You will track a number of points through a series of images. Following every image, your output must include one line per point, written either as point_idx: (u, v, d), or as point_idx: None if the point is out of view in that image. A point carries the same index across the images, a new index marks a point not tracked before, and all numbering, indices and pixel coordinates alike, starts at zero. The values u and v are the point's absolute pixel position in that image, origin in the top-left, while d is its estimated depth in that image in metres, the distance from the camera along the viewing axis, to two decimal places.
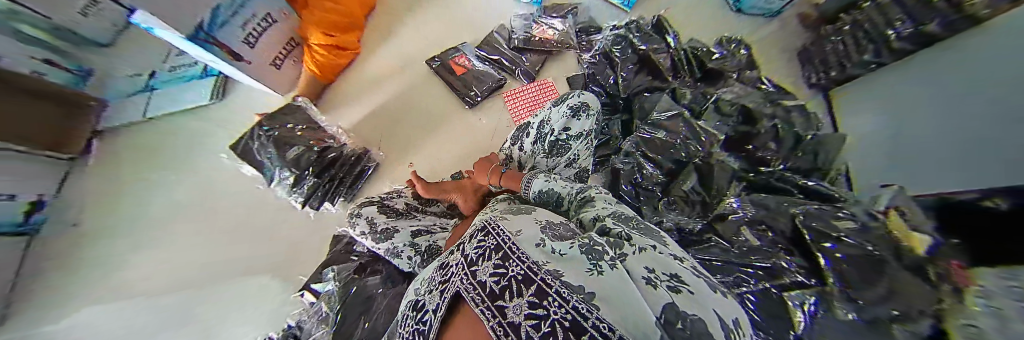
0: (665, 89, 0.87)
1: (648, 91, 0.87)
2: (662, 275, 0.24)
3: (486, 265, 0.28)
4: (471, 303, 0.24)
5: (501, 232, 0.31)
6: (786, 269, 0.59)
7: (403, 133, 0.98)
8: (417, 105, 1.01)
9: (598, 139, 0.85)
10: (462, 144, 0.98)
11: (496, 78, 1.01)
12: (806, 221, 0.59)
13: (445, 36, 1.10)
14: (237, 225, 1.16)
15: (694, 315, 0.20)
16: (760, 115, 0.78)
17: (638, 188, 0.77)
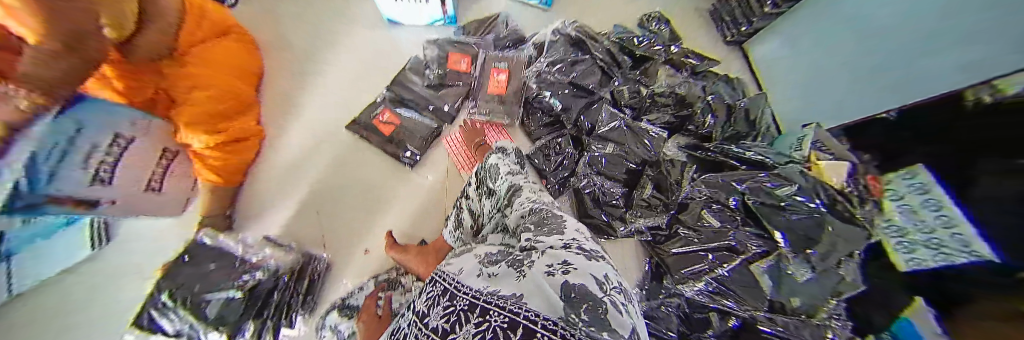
0: (597, 99, 0.84)
1: (589, 98, 0.84)
2: (559, 263, 0.25)
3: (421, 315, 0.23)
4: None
5: (445, 277, 0.28)
6: (745, 243, 0.62)
7: (349, 213, 0.89)
8: (352, 178, 0.92)
9: (557, 162, 0.83)
10: (411, 203, 0.91)
11: (433, 127, 0.95)
12: (754, 199, 0.60)
13: (357, 91, 1.01)
14: None
15: (580, 283, 0.21)
16: (694, 97, 0.81)
17: (603, 206, 0.77)
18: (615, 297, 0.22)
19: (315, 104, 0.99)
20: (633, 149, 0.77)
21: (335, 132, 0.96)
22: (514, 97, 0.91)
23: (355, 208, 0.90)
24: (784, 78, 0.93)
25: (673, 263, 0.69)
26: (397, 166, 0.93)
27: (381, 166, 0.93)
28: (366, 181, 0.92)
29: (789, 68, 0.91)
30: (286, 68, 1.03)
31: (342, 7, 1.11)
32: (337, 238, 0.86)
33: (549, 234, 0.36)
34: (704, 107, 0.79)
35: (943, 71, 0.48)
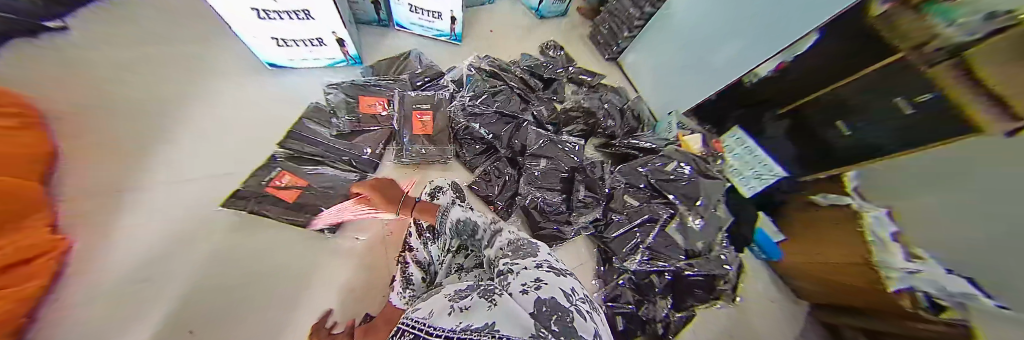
0: (522, 120, 0.91)
1: (508, 122, 0.92)
2: (531, 281, 0.28)
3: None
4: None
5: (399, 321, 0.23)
6: (660, 214, 0.78)
7: (246, 323, 0.70)
8: (243, 277, 0.74)
9: (497, 188, 0.88)
10: (339, 283, 0.77)
11: (354, 180, 0.85)
12: (654, 178, 0.80)
13: (228, 172, 0.85)
14: None
15: (550, 297, 0.24)
16: (594, 108, 0.98)
17: (550, 217, 0.83)
18: (580, 305, 0.26)
19: (163, 200, 0.79)
20: (559, 160, 0.85)
21: (205, 226, 0.77)
22: (443, 132, 0.91)
23: (263, 311, 0.71)
24: (658, 76, 1.15)
25: (615, 247, 0.79)
26: (309, 245, 0.80)
27: (287, 251, 0.78)
28: (277, 271, 0.76)
29: (657, 68, 1.16)
30: (121, 166, 0.82)
31: (204, 86, 0.97)
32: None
33: (515, 260, 0.36)
34: (603, 114, 0.97)
35: (793, 32, 0.65)
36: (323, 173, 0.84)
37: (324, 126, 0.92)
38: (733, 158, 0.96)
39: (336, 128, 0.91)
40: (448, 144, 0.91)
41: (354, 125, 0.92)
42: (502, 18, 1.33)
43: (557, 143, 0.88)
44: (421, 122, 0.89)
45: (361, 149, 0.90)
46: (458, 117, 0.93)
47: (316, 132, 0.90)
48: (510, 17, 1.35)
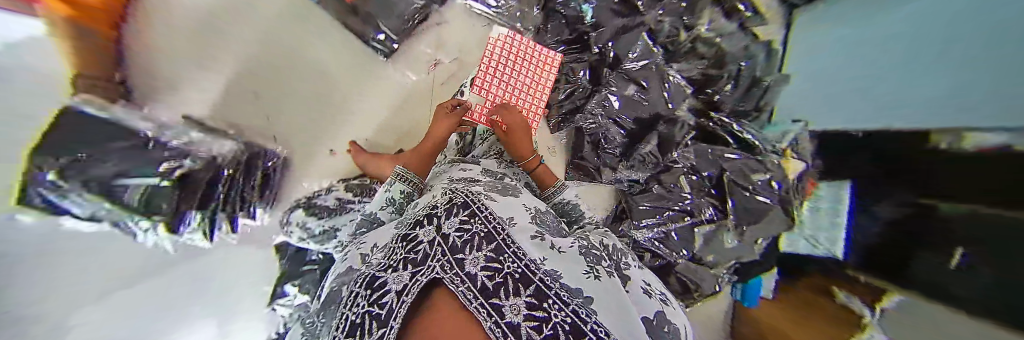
0: (640, 30, 0.66)
1: (625, 28, 0.67)
2: (648, 287, 0.33)
3: (467, 256, 0.21)
4: (456, 292, 0.17)
5: (483, 213, 0.27)
6: (701, 213, 0.67)
7: (301, 107, 0.73)
8: (301, 66, 0.71)
9: (564, 93, 0.74)
10: (390, 109, 0.76)
11: (413, 6, 0.69)
12: (730, 174, 0.64)
13: None
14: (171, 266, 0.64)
15: (654, 319, 0.27)
16: (729, 59, 0.67)
17: (600, 152, 0.76)
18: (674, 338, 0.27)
19: None
20: (648, 101, 0.68)
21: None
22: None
23: (318, 101, 0.74)
24: None
25: (637, 213, 0.72)
26: (366, 62, 0.74)
27: (338, 51, 0.73)
28: (340, 77, 0.74)
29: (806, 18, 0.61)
30: None
31: None
32: (295, 138, 0.75)
33: (630, 258, 0.37)
34: (747, 78, 0.67)
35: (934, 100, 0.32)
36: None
37: None
38: (808, 213, 0.59)
39: None
40: (535, 14, 0.72)
41: None
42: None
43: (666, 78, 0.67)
44: None
45: None
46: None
47: None
48: None
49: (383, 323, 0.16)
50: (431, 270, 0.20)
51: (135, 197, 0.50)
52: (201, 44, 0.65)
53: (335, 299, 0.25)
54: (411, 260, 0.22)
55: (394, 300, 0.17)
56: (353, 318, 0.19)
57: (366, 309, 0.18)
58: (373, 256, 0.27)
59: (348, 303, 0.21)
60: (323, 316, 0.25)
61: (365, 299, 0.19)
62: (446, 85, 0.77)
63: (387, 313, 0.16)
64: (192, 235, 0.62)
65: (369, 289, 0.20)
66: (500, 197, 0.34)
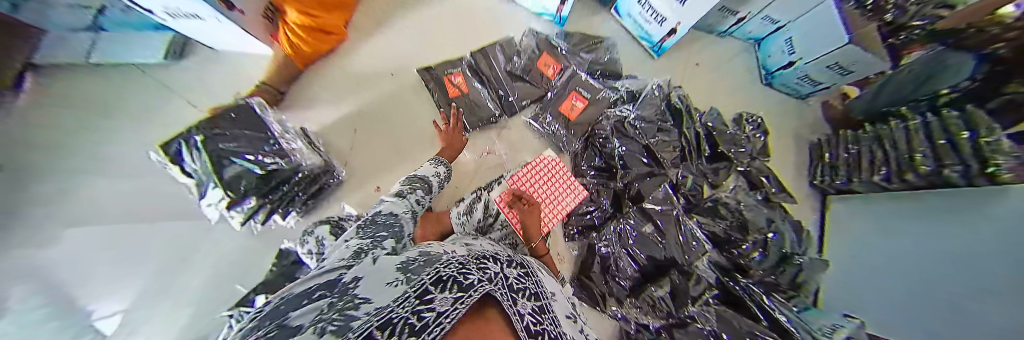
0: (663, 180, 0.74)
1: (650, 175, 0.75)
2: None
3: (518, 298, 0.28)
4: (506, 316, 0.22)
5: (531, 282, 0.36)
6: None
7: (376, 149, 0.89)
8: (393, 125, 0.90)
9: (588, 208, 0.77)
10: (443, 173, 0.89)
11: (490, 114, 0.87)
12: None
13: (430, 49, 0.94)
14: (178, 231, 0.81)
15: None
16: (753, 226, 0.69)
17: (610, 278, 0.73)
18: None
19: (394, 42, 0.94)
20: (666, 250, 0.67)
21: (402, 76, 0.93)
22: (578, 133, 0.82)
23: (392, 151, 0.89)
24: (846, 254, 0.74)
25: None
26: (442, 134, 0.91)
27: (428, 120, 0.91)
28: (417, 139, 0.90)
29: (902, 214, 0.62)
30: None
31: None
32: (357, 170, 0.87)
33: None
34: (777, 252, 0.67)
35: None
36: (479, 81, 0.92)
37: (503, 60, 0.88)
38: None
39: (510, 64, 0.88)
40: (576, 144, 0.83)
41: (525, 73, 0.87)
42: (719, 60, 1.04)
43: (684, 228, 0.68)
44: (571, 106, 0.82)
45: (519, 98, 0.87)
46: (622, 133, 0.77)
47: (495, 56, 0.89)
48: (729, 64, 1.04)
49: (464, 289, 0.20)
50: (497, 286, 0.25)
51: (229, 173, 0.63)
52: (343, 96, 0.90)
53: (423, 256, 0.27)
54: (480, 270, 0.27)
55: (475, 282, 0.22)
56: (442, 274, 0.22)
57: (455, 274, 0.22)
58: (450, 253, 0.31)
59: (441, 264, 0.25)
60: (405, 259, 0.26)
61: (455, 268, 0.24)
62: (486, 167, 0.88)
63: (469, 285, 0.21)
64: (236, 213, 0.71)
65: (456, 267, 0.25)
66: (544, 277, 0.45)
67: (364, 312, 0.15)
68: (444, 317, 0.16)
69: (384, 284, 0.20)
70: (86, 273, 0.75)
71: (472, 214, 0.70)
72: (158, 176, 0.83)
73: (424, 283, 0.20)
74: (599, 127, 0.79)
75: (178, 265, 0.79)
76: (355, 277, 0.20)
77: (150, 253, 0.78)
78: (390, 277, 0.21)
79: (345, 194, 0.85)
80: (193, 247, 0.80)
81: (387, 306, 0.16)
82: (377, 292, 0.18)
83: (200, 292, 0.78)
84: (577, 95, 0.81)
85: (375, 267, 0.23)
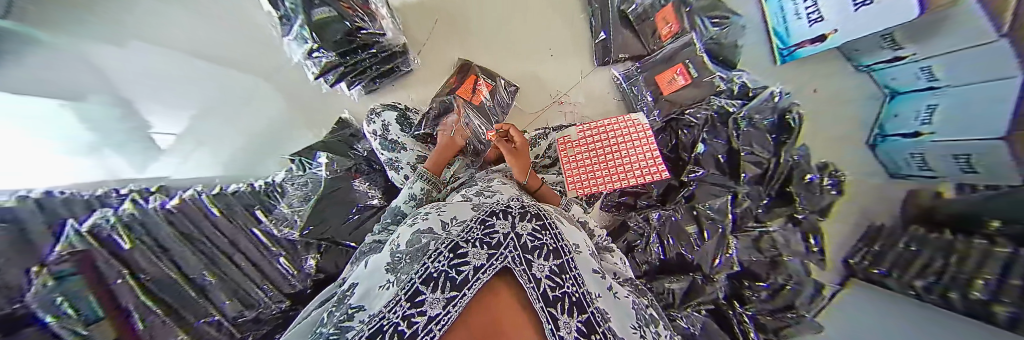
0: (725, 192, 0.68)
1: (718, 182, 0.70)
2: None
3: (535, 259, 0.27)
4: (523, 287, 0.24)
5: (554, 235, 0.32)
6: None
7: (448, 55, 0.92)
8: (492, 40, 0.92)
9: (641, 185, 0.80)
10: (525, 104, 0.92)
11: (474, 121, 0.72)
12: None
13: None
14: (255, 78, 0.97)
15: None
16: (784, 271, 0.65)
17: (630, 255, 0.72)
18: None
19: None
20: (697, 258, 0.65)
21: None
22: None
23: (484, 63, 0.92)
24: None
25: None
26: (534, 67, 0.93)
27: (527, 46, 0.93)
28: (511, 63, 0.92)
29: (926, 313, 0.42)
30: None
31: None
32: (421, 73, 0.92)
33: None
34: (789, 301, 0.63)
35: None
36: (579, 23, 0.92)
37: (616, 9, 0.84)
38: None
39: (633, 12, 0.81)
40: (657, 121, 0.82)
41: (637, 33, 0.84)
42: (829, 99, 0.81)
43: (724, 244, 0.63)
44: (670, 78, 0.78)
45: (623, 51, 0.87)
46: (715, 128, 0.72)
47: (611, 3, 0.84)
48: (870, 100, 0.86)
49: (457, 287, 0.22)
50: (504, 259, 0.25)
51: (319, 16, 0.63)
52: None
53: (413, 244, 0.29)
54: (485, 241, 0.27)
55: (471, 274, 0.23)
56: (432, 271, 0.24)
57: (446, 270, 0.24)
58: (449, 226, 0.31)
59: (430, 256, 0.27)
60: (398, 252, 0.29)
61: (446, 260, 0.25)
62: (557, 112, 0.93)
63: (462, 281, 0.22)
64: (313, 66, 0.79)
65: (450, 254, 0.26)
66: (568, 225, 0.39)
67: (357, 324, 0.21)
68: (434, 325, 0.19)
69: (377, 291, 0.25)
70: (177, 94, 0.95)
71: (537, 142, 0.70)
72: (251, 26, 0.96)
73: (414, 283, 0.24)
74: (693, 111, 0.76)
75: (249, 107, 0.98)
76: (352, 285, 0.28)
77: (231, 93, 0.97)
78: (381, 281, 0.26)
79: (428, 89, 0.92)
80: (265, 97, 0.98)
81: (380, 314, 0.21)
82: (369, 299, 0.24)
83: (263, 134, 0.98)
84: (682, 69, 0.77)
85: (369, 271, 0.28)
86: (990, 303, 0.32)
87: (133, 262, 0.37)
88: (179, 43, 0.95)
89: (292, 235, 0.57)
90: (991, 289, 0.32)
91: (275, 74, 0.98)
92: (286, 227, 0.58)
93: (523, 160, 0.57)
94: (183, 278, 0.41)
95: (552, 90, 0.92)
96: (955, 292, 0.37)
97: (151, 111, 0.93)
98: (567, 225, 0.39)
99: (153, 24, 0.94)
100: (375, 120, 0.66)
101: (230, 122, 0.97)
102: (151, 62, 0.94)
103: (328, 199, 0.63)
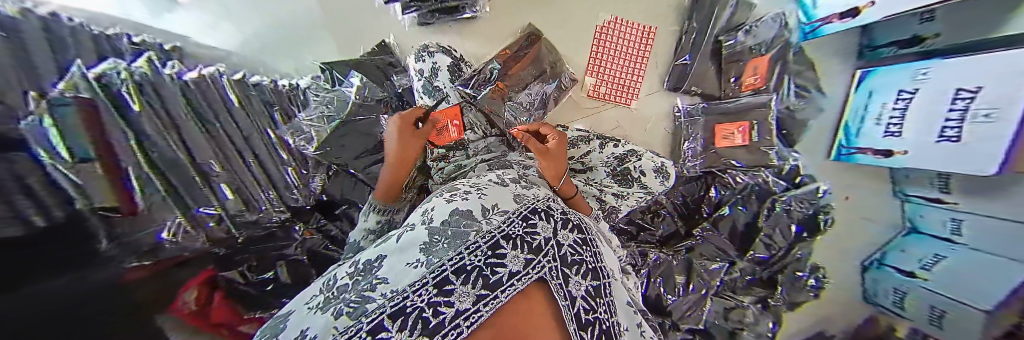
0: (723, 255, 0.73)
1: (726, 251, 0.73)
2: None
3: (573, 274, 0.24)
4: (557, 302, 0.22)
5: (594, 253, 0.29)
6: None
7: (521, 17, 0.83)
8: (567, 18, 0.83)
9: (653, 221, 0.79)
10: (580, 102, 0.87)
11: (527, 101, 0.69)
12: None
13: None
14: None
15: None
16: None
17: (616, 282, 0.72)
18: None
19: None
20: (674, 303, 0.69)
21: None
22: (647, 162, 0.65)
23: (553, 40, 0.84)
24: None
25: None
26: (601, 65, 0.85)
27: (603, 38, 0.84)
28: (578, 52, 0.85)
29: None
30: None
31: None
32: (485, 25, 0.84)
33: None
34: None
35: None
36: (666, 38, 0.84)
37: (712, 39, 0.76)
38: None
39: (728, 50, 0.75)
40: (695, 170, 0.79)
41: (717, 73, 0.79)
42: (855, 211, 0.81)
43: (713, 307, 0.71)
44: (729, 135, 0.76)
45: (696, 85, 0.81)
46: (750, 200, 0.74)
47: (713, 30, 0.76)
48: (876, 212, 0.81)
49: (490, 287, 0.20)
50: (540, 269, 0.22)
51: None
52: None
53: (452, 226, 0.24)
54: (527, 243, 0.23)
55: (506, 277, 0.20)
56: (466, 263, 0.21)
57: (482, 266, 0.21)
58: (491, 214, 0.25)
59: (466, 244, 0.22)
60: (436, 230, 0.24)
61: (482, 255, 0.21)
62: (612, 122, 0.88)
63: (497, 283, 0.20)
64: None
65: (489, 250, 0.22)
66: (606, 244, 0.35)
67: (380, 297, 0.19)
68: (462, 320, 0.18)
69: (405, 267, 0.22)
70: None
71: (580, 145, 0.67)
72: None
73: (444, 270, 0.20)
74: (735, 174, 0.76)
75: None
76: (379, 255, 0.24)
77: None
78: (411, 259, 0.22)
79: (487, 45, 0.84)
80: None
81: (405, 292, 0.19)
82: (394, 273, 0.21)
83: (287, 21, 0.86)
84: (746, 129, 0.74)
85: (398, 246, 0.24)
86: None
87: (143, 127, 0.33)
88: None
89: (307, 150, 0.57)
90: None
91: None
92: (303, 140, 0.57)
93: (561, 164, 0.49)
94: (189, 161, 0.39)
95: (610, 96, 0.86)
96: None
97: None
98: (603, 242, 0.34)
99: None
100: (425, 61, 0.60)
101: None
102: None
103: (352, 126, 0.61)
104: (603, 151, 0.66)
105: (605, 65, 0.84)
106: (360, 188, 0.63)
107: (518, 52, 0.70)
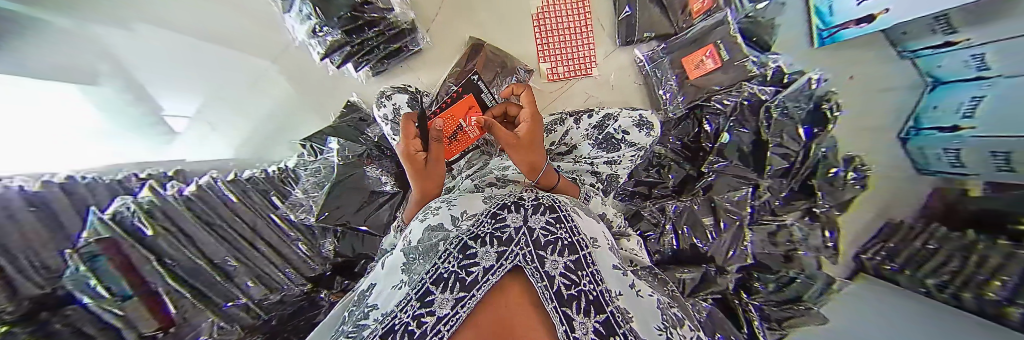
0: (744, 185, 0.70)
1: (740, 172, 0.71)
2: None
3: (548, 255, 0.24)
4: (534, 288, 0.21)
5: (571, 228, 0.29)
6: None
7: (460, 32, 0.89)
8: (503, 21, 0.89)
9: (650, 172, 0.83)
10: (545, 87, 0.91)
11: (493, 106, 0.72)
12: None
13: None
14: (261, 63, 0.96)
15: None
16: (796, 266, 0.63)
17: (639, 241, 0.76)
18: None
19: None
20: (711, 249, 0.69)
21: None
22: (624, 120, 0.64)
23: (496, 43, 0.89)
24: None
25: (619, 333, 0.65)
26: (548, 49, 0.89)
27: (541, 25, 0.89)
28: (524, 45, 0.90)
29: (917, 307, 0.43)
30: None
31: None
32: (432, 53, 0.90)
33: None
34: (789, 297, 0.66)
35: None
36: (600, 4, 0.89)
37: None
38: None
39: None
40: (680, 108, 0.83)
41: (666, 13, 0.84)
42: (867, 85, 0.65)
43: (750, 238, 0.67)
44: (699, 62, 0.80)
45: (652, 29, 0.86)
46: (744, 118, 0.72)
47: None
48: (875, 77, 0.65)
49: (467, 288, 0.20)
50: (515, 258, 0.23)
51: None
52: None
53: (425, 241, 0.29)
54: (496, 238, 0.25)
55: (480, 275, 0.21)
56: (443, 271, 0.23)
57: (456, 270, 0.23)
58: (461, 221, 0.29)
59: (440, 256, 0.25)
60: (412, 251, 0.29)
61: (455, 261, 0.24)
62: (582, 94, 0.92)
63: (473, 282, 0.21)
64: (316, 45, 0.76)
65: (460, 253, 0.24)
66: (585, 218, 0.35)
67: (372, 322, 0.22)
68: (442, 325, 0.18)
69: (391, 290, 0.25)
70: (177, 84, 0.92)
71: (558, 127, 0.70)
72: (255, 8, 0.94)
73: (424, 283, 0.23)
74: (720, 97, 0.78)
75: (254, 95, 0.96)
76: (372, 284, 0.28)
77: (240, 79, 0.96)
78: (396, 281, 0.26)
79: (437, 68, 0.90)
80: (272, 82, 0.97)
81: (393, 313, 0.21)
82: (383, 299, 0.24)
83: (271, 120, 0.97)
84: (714, 51, 0.78)
85: (387, 272, 0.29)
86: (1002, 306, 0.30)
87: (158, 244, 0.37)
88: (178, 24, 0.92)
89: (309, 220, 0.62)
90: (1007, 291, 0.31)
91: (282, 56, 0.96)
92: (303, 212, 0.62)
93: (534, 154, 0.46)
94: (207, 263, 0.42)
95: (569, 72, 0.91)
96: (967, 291, 0.35)
97: (161, 93, 0.91)
98: (582, 216, 0.35)
99: (149, 2, 0.90)
100: (387, 105, 0.64)
101: (241, 110, 0.96)
102: (149, 43, 0.90)
103: (343, 184, 0.67)
104: (585, 125, 0.68)
105: (553, 47, 0.89)
106: (369, 240, 0.68)
107: (473, 65, 0.74)
